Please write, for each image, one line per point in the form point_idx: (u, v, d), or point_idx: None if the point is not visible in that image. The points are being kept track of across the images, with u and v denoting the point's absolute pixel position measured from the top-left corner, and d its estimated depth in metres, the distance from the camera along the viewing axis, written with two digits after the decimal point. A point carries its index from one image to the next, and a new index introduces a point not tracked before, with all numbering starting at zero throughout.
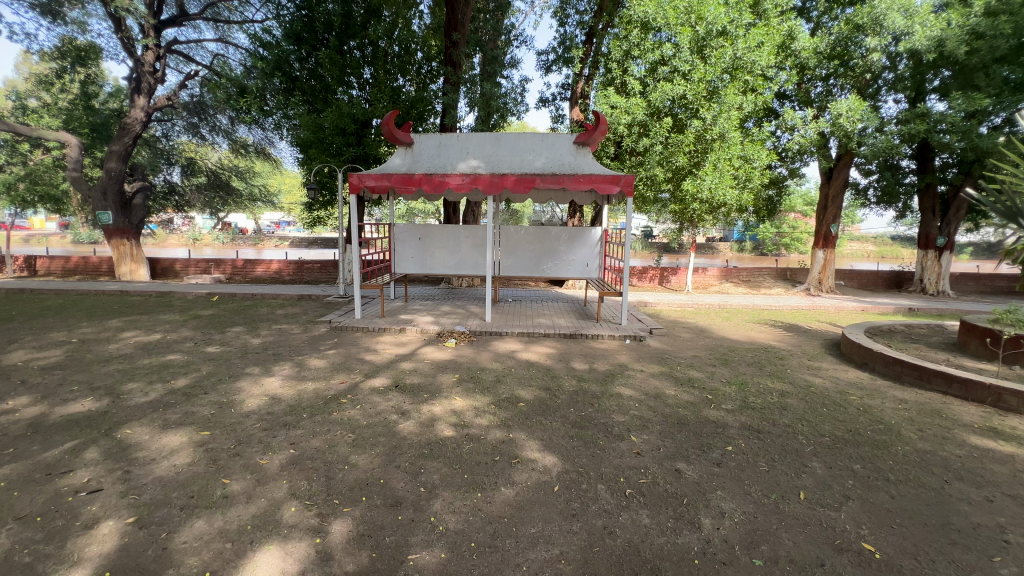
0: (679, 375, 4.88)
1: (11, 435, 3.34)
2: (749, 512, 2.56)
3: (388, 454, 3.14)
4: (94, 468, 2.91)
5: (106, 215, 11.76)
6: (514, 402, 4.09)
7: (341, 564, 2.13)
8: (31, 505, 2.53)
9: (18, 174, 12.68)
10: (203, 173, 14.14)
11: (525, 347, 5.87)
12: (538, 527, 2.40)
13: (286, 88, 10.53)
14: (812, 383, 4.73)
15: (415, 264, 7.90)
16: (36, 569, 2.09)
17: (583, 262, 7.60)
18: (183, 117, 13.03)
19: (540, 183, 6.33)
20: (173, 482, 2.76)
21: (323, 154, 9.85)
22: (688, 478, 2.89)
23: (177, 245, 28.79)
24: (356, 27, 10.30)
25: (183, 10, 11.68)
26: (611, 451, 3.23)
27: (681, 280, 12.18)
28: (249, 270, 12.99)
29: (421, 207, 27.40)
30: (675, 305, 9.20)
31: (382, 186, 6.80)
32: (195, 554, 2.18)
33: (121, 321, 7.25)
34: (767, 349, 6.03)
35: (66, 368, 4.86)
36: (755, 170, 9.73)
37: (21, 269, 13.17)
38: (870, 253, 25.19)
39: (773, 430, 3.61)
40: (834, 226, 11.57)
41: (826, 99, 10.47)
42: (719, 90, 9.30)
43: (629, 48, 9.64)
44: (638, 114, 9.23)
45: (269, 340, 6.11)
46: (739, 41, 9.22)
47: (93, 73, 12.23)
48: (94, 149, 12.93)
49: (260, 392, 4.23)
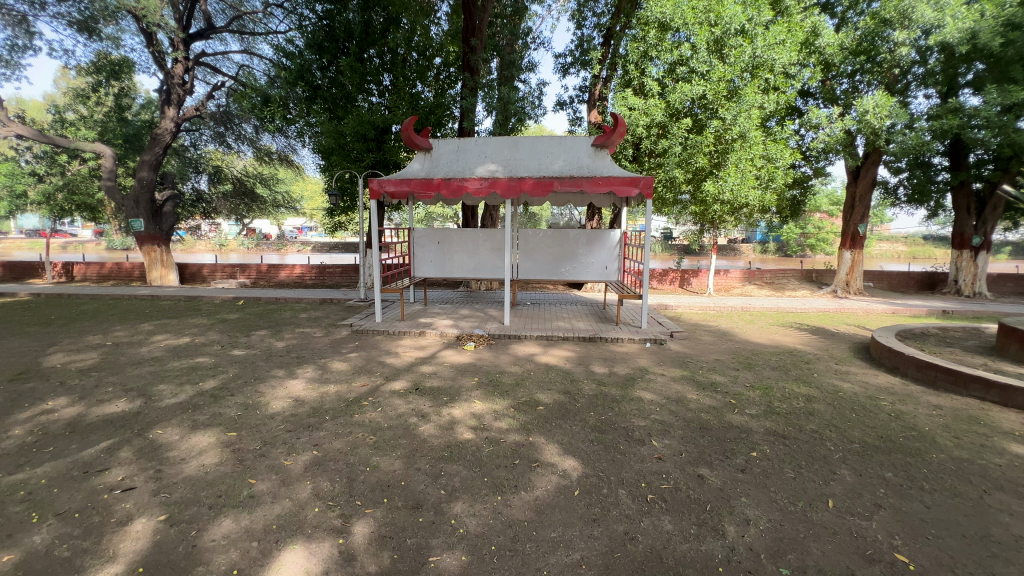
0: (702, 380, 4.80)
1: (50, 435, 3.49)
2: (776, 520, 2.50)
3: (408, 456, 3.17)
4: (128, 467, 3.02)
5: (138, 223, 12.13)
6: (534, 405, 4.09)
7: (363, 565, 2.15)
8: (70, 502, 2.64)
9: (57, 184, 13.26)
10: (229, 180, 14.55)
11: (545, 351, 5.85)
12: (559, 532, 2.39)
13: (309, 96, 10.70)
14: (840, 388, 4.59)
15: (434, 268, 7.96)
16: (74, 564, 2.17)
17: (602, 265, 7.55)
18: (210, 127, 13.48)
19: (558, 186, 6.32)
20: (202, 482, 2.84)
21: (344, 160, 10.02)
22: (711, 484, 2.84)
23: (205, 250, 29.61)
24: (376, 35, 10.48)
25: (210, 23, 12.05)
26: (632, 456, 3.19)
27: (703, 282, 12.01)
28: (273, 274, 13.24)
29: (441, 210, 27.68)
30: (697, 308, 9.06)
31: (401, 192, 6.90)
32: (224, 553, 2.23)
33: (152, 325, 7.48)
34: (792, 352, 5.88)
35: (101, 370, 5.05)
36: (778, 169, 9.54)
37: (59, 275, 13.72)
38: (900, 253, 24.44)
39: (799, 436, 3.52)
40: (862, 226, 11.24)
41: (852, 96, 10.15)
42: (740, 89, 9.16)
43: (646, 49, 9.56)
44: (656, 115, 9.15)
45: (293, 343, 6.24)
46: (758, 39, 9.06)
47: (126, 86, 12.75)
48: (127, 159, 13.44)
49: (284, 394, 4.33)
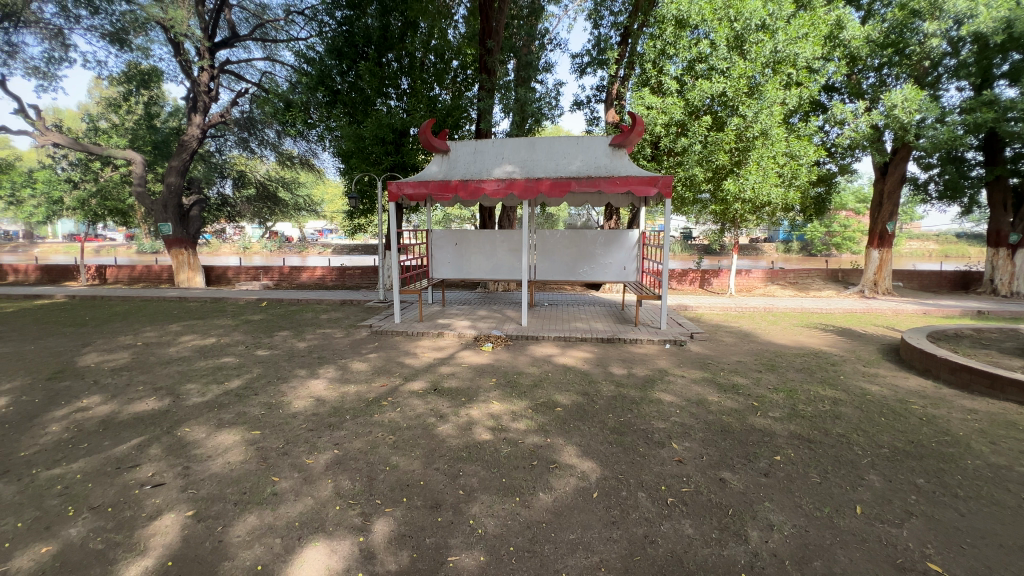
0: (724, 382, 4.70)
1: (85, 431, 3.63)
2: (801, 526, 2.44)
3: (427, 456, 3.20)
4: (158, 463, 3.12)
5: (166, 226, 12.55)
6: (552, 406, 4.07)
7: (383, 564, 2.18)
8: (104, 496, 2.73)
9: (91, 190, 13.76)
10: (253, 185, 14.91)
11: (563, 352, 5.83)
12: (577, 534, 2.38)
13: (329, 101, 10.87)
14: (868, 391, 4.45)
15: (452, 269, 8.02)
16: (108, 556, 2.25)
17: (620, 265, 7.48)
18: (234, 133, 13.82)
19: (575, 186, 6.31)
20: (227, 479, 2.91)
21: (363, 163, 10.16)
22: (733, 489, 2.79)
23: (229, 252, 30.42)
24: (394, 39, 10.61)
25: (234, 31, 12.36)
26: (652, 458, 3.16)
27: (723, 282, 11.81)
28: (295, 276, 13.49)
29: (459, 212, 27.86)
30: (718, 309, 8.90)
31: (419, 194, 6.97)
32: (249, 549, 2.28)
33: (180, 325, 7.71)
34: (818, 354, 5.74)
35: (132, 370, 5.22)
36: (802, 167, 9.33)
37: (92, 278, 14.25)
38: (930, 251, 23.62)
39: (825, 440, 3.42)
40: (891, 224, 10.90)
41: (880, 90, 9.83)
42: (761, 85, 8.98)
43: (663, 47, 9.45)
44: (675, 113, 9.04)
45: (314, 344, 6.35)
46: (780, 34, 8.88)
47: (155, 94, 13.19)
48: (156, 165, 13.87)
49: (306, 394, 4.41)
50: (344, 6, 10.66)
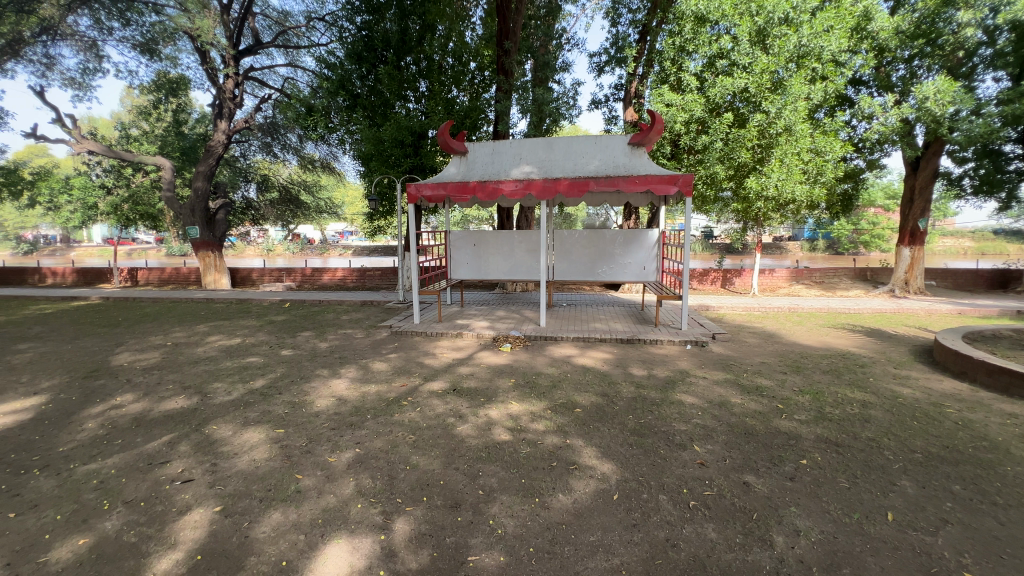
0: (747, 384, 4.62)
1: (119, 428, 3.77)
2: (829, 532, 2.37)
3: (447, 455, 3.22)
4: (188, 460, 3.21)
5: (194, 230, 12.95)
6: (571, 407, 4.06)
7: (404, 562, 2.19)
8: (137, 491, 2.83)
9: (123, 195, 14.31)
10: (276, 188, 15.26)
11: (582, 352, 5.80)
12: (597, 536, 2.36)
13: (349, 105, 11.03)
14: (899, 394, 4.30)
15: (470, 270, 8.06)
16: (140, 549, 2.32)
17: (640, 265, 7.41)
18: (258, 138, 14.15)
19: (593, 186, 6.27)
20: (253, 476, 2.98)
21: (383, 166, 10.29)
22: (758, 493, 2.73)
23: (253, 255, 31.20)
24: (412, 43, 10.71)
25: (257, 39, 12.66)
26: (673, 461, 3.11)
27: (746, 282, 11.59)
28: (316, 278, 13.74)
29: (477, 214, 28.01)
30: (741, 309, 8.73)
31: (438, 195, 7.02)
32: (274, 545, 2.33)
33: (207, 326, 7.95)
34: (845, 355, 5.58)
35: (162, 369, 5.40)
36: (828, 163, 9.08)
37: (125, 280, 14.78)
38: (966, 249, 22.77)
39: (854, 444, 3.32)
40: (923, 221, 10.53)
41: (910, 83, 9.36)
42: (785, 80, 8.78)
43: (683, 44, 9.33)
44: (695, 111, 8.92)
45: (335, 344, 6.47)
46: (804, 28, 8.66)
47: (183, 102, 13.62)
48: (184, 170, 14.30)
49: (328, 393, 4.48)
50: (364, 11, 10.81)
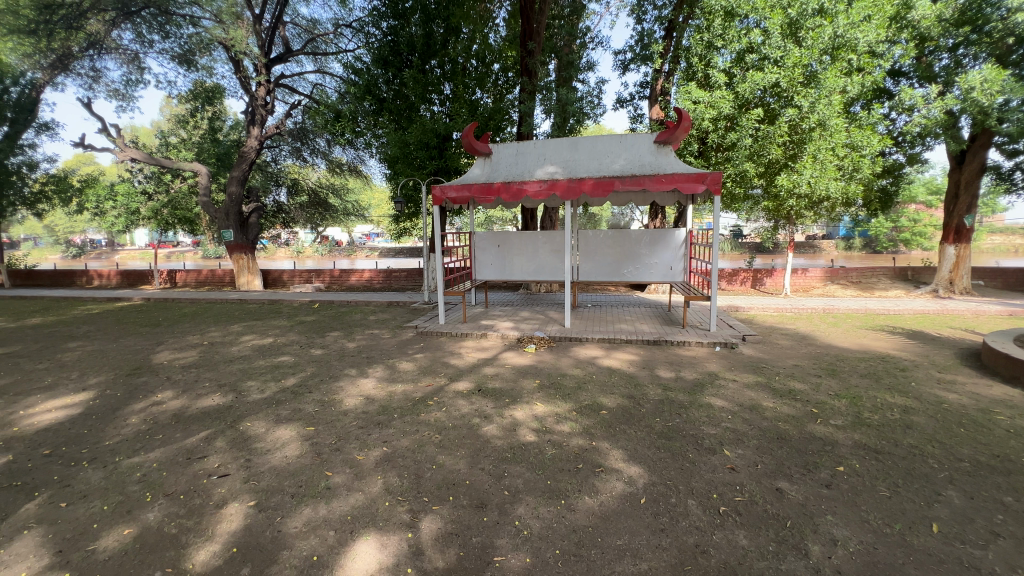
0: (779, 387, 4.48)
1: (160, 423, 3.94)
2: (869, 542, 2.28)
3: (472, 455, 3.24)
4: (224, 455, 3.33)
5: (228, 233, 13.34)
6: (597, 409, 4.02)
7: (431, 560, 2.22)
8: (178, 484, 2.96)
9: (163, 201, 15.00)
10: (305, 192, 15.71)
11: (607, 354, 5.74)
12: (624, 540, 2.33)
13: (376, 109, 11.23)
14: (944, 400, 4.09)
15: (495, 270, 8.08)
16: (181, 540, 2.42)
17: (667, 265, 7.30)
18: (289, 143, 14.58)
19: (619, 186, 6.20)
20: (285, 472, 3.07)
21: (408, 168, 10.42)
22: (792, 500, 2.64)
23: (284, 257, 32.09)
24: (437, 46, 10.78)
25: (288, 47, 13.01)
26: (702, 465, 3.05)
27: (777, 282, 11.26)
28: (344, 278, 14.03)
29: (501, 215, 28.09)
30: (772, 310, 8.48)
31: (462, 197, 7.06)
32: (305, 539, 2.39)
33: (241, 326, 8.22)
34: (884, 358, 5.35)
35: (198, 367, 5.61)
36: (864, 158, 8.75)
37: (164, 281, 15.43)
38: (1017, 247, 21.53)
39: (894, 451, 3.18)
40: (970, 217, 10.01)
41: (955, 72, 8.89)
42: (818, 74, 8.49)
43: (711, 40, 9.13)
44: (724, 107, 8.69)
45: (363, 344, 6.58)
46: (840, 18, 8.37)
47: (218, 110, 14.16)
48: (219, 176, 14.82)
49: (356, 392, 4.57)
50: (390, 16, 10.97)
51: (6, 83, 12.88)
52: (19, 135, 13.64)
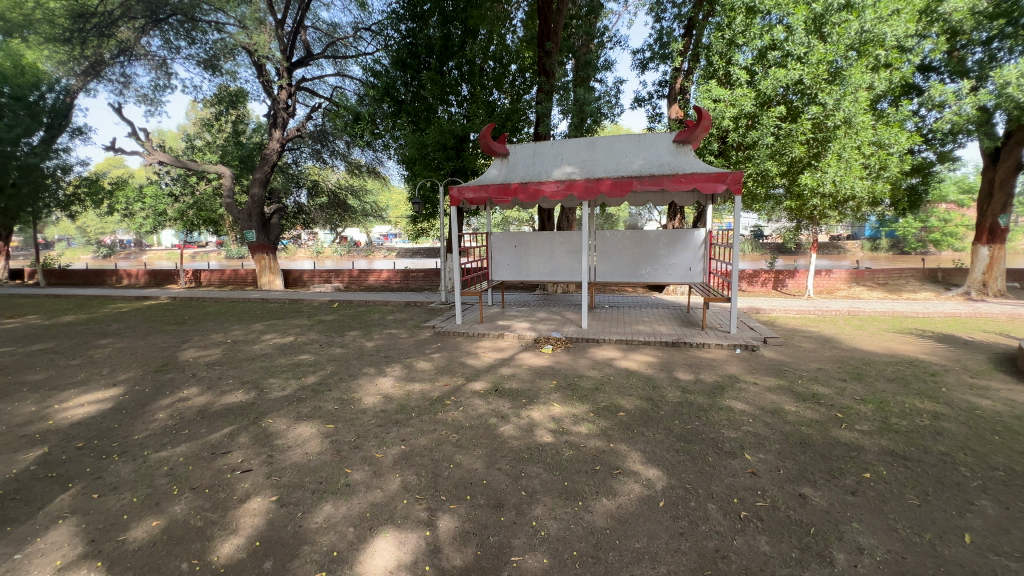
0: (802, 391, 4.38)
1: (186, 418, 4.06)
2: (897, 551, 2.21)
3: (490, 455, 3.25)
4: (247, 451, 3.41)
5: (251, 233, 13.62)
6: (615, 411, 3.99)
7: (449, 559, 2.23)
8: (203, 478, 3.04)
9: (189, 202, 15.40)
10: (325, 193, 16.00)
11: (625, 355, 5.69)
12: (643, 543, 2.31)
13: (394, 111, 11.35)
14: (977, 406, 3.95)
15: (511, 271, 8.09)
16: (206, 532, 2.49)
17: (686, 266, 7.21)
18: (309, 145, 14.88)
19: (637, 186, 6.15)
20: (306, 468, 3.12)
21: (426, 169, 10.52)
22: (816, 506, 2.58)
23: (304, 257, 32.68)
24: (454, 48, 10.82)
25: (309, 50, 13.24)
26: (722, 469, 3.00)
27: (800, 284, 11.01)
28: (363, 279, 14.20)
29: (517, 215, 28.10)
30: (794, 312, 8.29)
31: (479, 198, 7.09)
32: (326, 535, 2.43)
33: (263, 325, 8.38)
34: (913, 363, 5.18)
35: (222, 364, 5.76)
36: (892, 156, 8.54)
37: (190, 281, 15.84)
38: None
39: (924, 458, 3.09)
40: (1004, 217, 9.64)
41: (989, 66, 8.59)
42: (843, 70, 8.30)
43: (732, 37, 8.98)
44: (745, 105, 8.54)
45: (381, 343, 6.65)
46: (867, 12, 8.18)
47: (242, 113, 14.51)
48: (242, 178, 15.15)
49: (375, 391, 4.63)
50: (408, 19, 11.07)
51: (42, 90, 13.53)
52: (54, 139, 14.20)
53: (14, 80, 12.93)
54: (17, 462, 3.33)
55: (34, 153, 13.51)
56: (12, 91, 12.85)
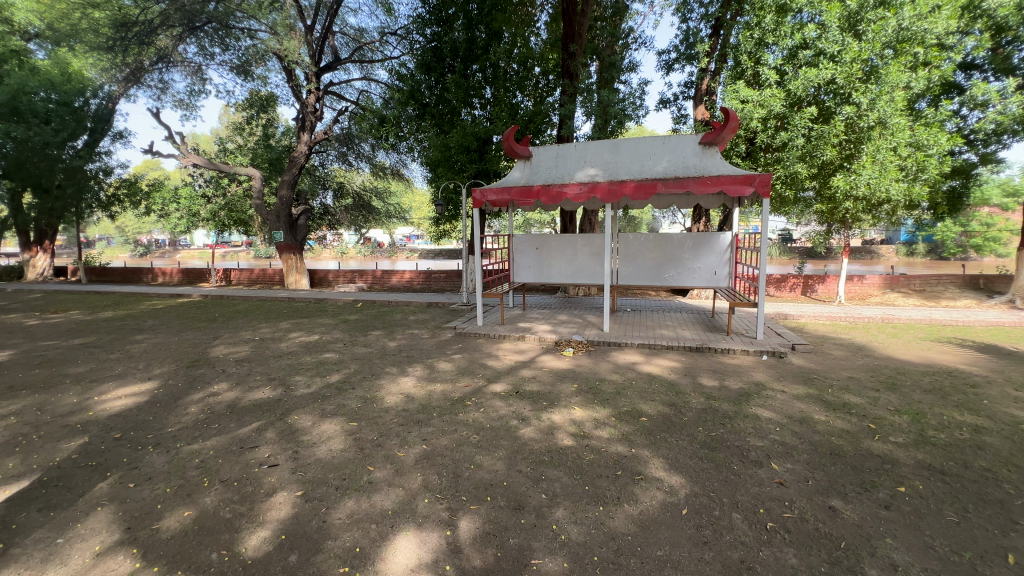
0: (832, 400, 4.24)
1: (217, 413, 4.19)
2: (933, 570, 2.12)
3: (510, 457, 3.25)
4: (274, 446, 3.49)
5: (279, 234, 13.99)
6: (636, 416, 3.95)
7: (469, 559, 2.24)
8: (232, 471, 3.13)
9: (221, 204, 15.88)
10: (350, 195, 16.33)
11: (647, 360, 5.61)
12: (665, 550, 2.28)
13: (418, 115, 11.51)
14: (1022, 420, 3.75)
15: (533, 273, 8.06)
16: (234, 524, 2.56)
17: (711, 270, 7.09)
18: (336, 148, 15.18)
19: (662, 188, 6.08)
20: (330, 464, 3.18)
21: (449, 171, 10.63)
22: (846, 519, 2.50)
23: (329, 258, 33.41)
24: (479, 51, 10.87)
25: (336, 55, 13.53)
26: (748, 478, 2.93)
27: (830, 289, 10.66)
28: (386, 279, 14.39)
29: (539, 217, 28.07)
30: (824, 318, 8.04)
31: (502, 200, 7.12)
32: (348, 531, 2.47)
33: (290, 323, 8.60)
34: (952, 373, 4.96)
35: (251, 361, 5.92)
36: (930, 158, 8.24)
37: (220, 279, 16.34)
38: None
39: (963, 473, 2.95)
40: None
41: None
42: (879, 69, 8.05)
43: (762, 36, 8.79)
44: (774, 106, 8.32)
45: (403, 343, 6.74)
46: (904, 9, 7.97)
47: (272, 117, 14.92)
48: (271, 180, 15.55)
49: (397, 390, 4.69)
50: (433, 23, 11.21)
51: (87, 96, 14.23)
52: (97, 143, 14.91)
53: (61, 87, 13.60)
54: (60, 450, 3.50)
55: (78, 155, 14.20)
56: (59, 98, 13.47)
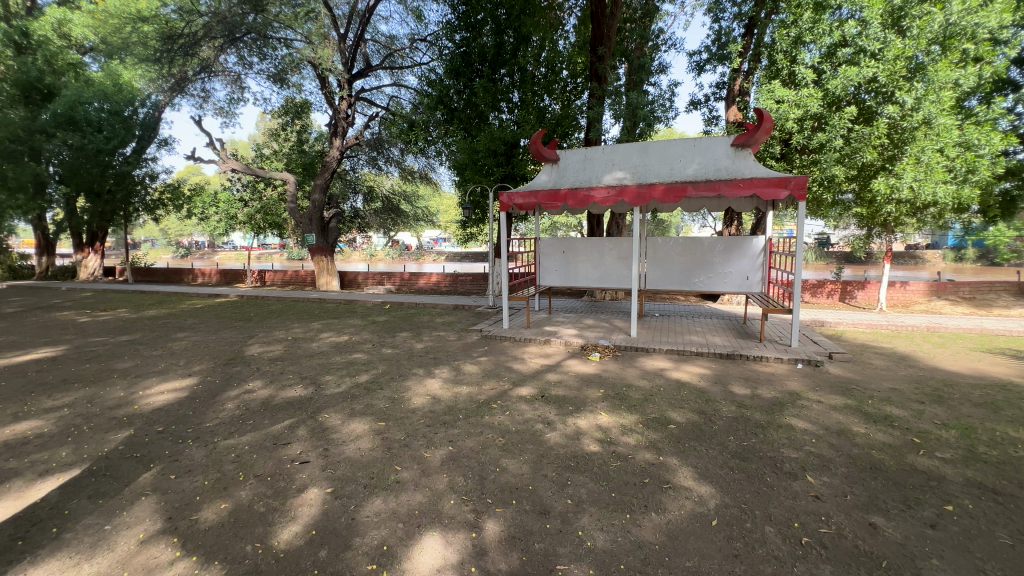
0: (873, 412, 4.05)
1: (252, 409, 4.34)
2: None
3: (535, 461, 3.24)
4: (305, 443, 3.59)
5: (310, 237, 14.39)
6: (664, 423, 3.88)
7: (494, 562, 2.25)
8: (266, 466, 3.23)
9: (257, 207, 16.48)
10: (379, 199, 16.69)
11: (676, 366, 5.51)
12: (694, 562, 2.23)
13: (447, 119, 11.67)
14: None
15: (559, 277, 8.01)
16: (268, 518, 2.64)
17: (742, 275, 6.91)
18: (366, 152, 15.48)
19: (692, 191, 5.96)
20: (358, 463, 3.24)
21: (476, 175, 10.70)
22: (888, 537, 2.39)
23: (358, 259, 34.13)
24: (507, 55, 10.91)
25: (368, 62, 13.86)
26: (782, 490, 2.84)
27: (871, 296, 10.21)
28: (413, 281, 14.57)
29: (565, 220, 27.93)
30: (864, 326, 7.70)
31: (529, 203, 7.12)
32: (376, 529, 2.52)
33: (321, 323, 8.82)
34: (1006, 387, 4.67)
35: (284, 360, 6.10)
36: (981, 159, 7.83)
37: (256, 280, 16.96)
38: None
39: (1016, 493, 2.78)
40: None
41: None
42: (925, 66, 7.69)
43: (799, 35, 8.50)
44: (811, 106, 8.05)
45: (430, 345, 6.82)
46: (953, 4, 7.61)
47: (305, 123, 15.38)
48: (305, 184, 15.99)
49: (424, 392, 4.74)
50: (462, 29, 11.34)
51: (136, 105, 14.99)
52: (144, 150, 15.69)
53: (113, 97, 14.24)
54: (107, 441, 3.69)
55: (127, 162, 15.00)
56: (110, 107, 14.14)
